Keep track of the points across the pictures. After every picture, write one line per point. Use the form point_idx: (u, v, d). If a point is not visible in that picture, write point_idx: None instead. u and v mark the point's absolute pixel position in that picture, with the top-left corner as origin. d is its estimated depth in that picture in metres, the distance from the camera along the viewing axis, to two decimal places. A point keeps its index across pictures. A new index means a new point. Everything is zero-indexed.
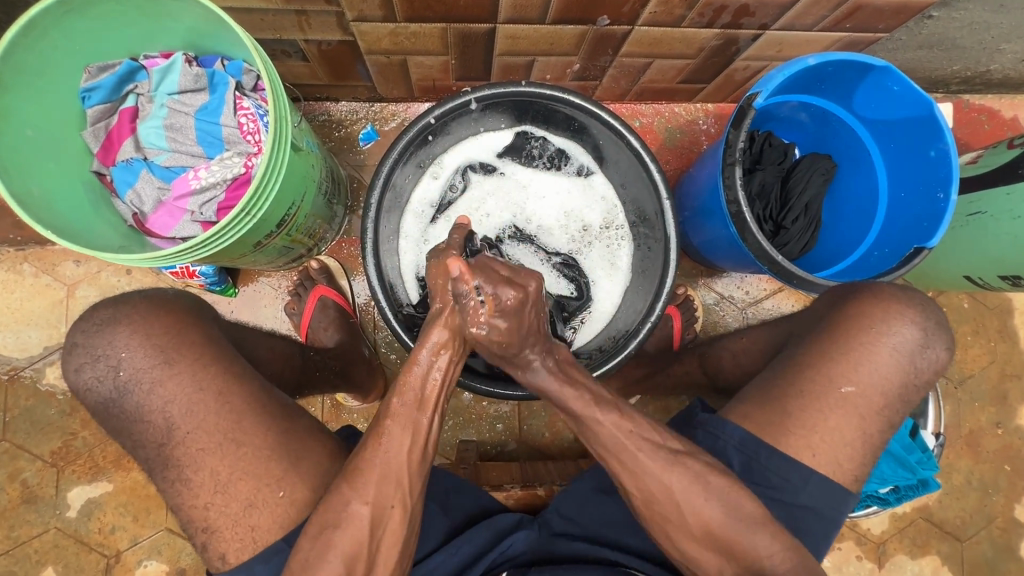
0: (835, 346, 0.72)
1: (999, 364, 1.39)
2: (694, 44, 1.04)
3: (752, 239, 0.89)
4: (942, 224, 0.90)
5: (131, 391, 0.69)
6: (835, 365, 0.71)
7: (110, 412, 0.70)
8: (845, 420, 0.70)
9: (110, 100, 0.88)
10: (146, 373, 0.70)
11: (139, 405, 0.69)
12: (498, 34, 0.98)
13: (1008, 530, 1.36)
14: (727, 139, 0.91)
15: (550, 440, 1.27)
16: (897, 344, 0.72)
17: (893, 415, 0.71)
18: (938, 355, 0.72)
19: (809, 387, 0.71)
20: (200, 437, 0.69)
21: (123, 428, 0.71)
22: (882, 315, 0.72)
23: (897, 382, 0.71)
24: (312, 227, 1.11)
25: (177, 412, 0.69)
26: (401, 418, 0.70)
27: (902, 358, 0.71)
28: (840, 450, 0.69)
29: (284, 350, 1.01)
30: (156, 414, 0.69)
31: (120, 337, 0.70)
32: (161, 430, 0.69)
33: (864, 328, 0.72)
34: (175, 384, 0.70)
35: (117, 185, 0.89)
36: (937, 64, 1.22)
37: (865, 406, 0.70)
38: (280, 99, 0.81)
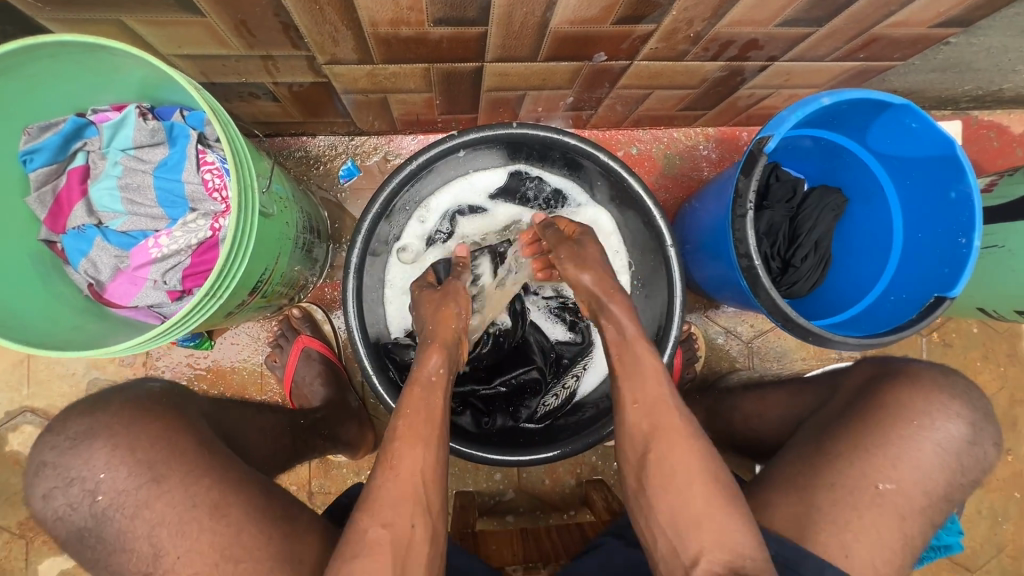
0: (871, 437, 0.67)
1: (1009, 389, 1.35)
2: (698, 76, 0.97)
3: (766, 294, 0.83)
4: (965, 273, 0.84)
5: (111, 517, 0.62)
6: (871, 459, 0.66)
7: (87, 542, 0.63)
8: (882, 518, 0.64)
9: (57, 161, 0.79)
10: (129, 497, 0.62)
11: (121, 533, 0.62)
12: (486, 73, 0.90)
13: (1018, 557, 1.34)
14: (736, 187, 0.84)
15: (550, 487, 1.21)
16: (943, 439, 0.66)
17: (936, 515, 0.65)
18: (985, 452, 0.66)
19: (839, 479, 0.66)
20: (192, 562, 0.61)
21: (100, 558, 0.64)
22: (924, 404, 0.67)
23: (941, 482, 0.65)
24: (291, 279, 1.03)
25: (164, 536, 0.61)
26: (405, 487, 0.66)
27: (947, 454, 0.65)
28: (876, 553, 0.63)
29: (273, 427, 0.93)
30: (140, 541, 0.62)
31: (100, 453, 0.63)
32: (147, 559, 0.61)
33: (903, 418, 0.67)
34: (162, 505, 0.62)
35: (69, 254, 0.80)
36: (948, 85, 1.16)
37: (905, 506, 0.64)
38: (243, 162, 0.73)
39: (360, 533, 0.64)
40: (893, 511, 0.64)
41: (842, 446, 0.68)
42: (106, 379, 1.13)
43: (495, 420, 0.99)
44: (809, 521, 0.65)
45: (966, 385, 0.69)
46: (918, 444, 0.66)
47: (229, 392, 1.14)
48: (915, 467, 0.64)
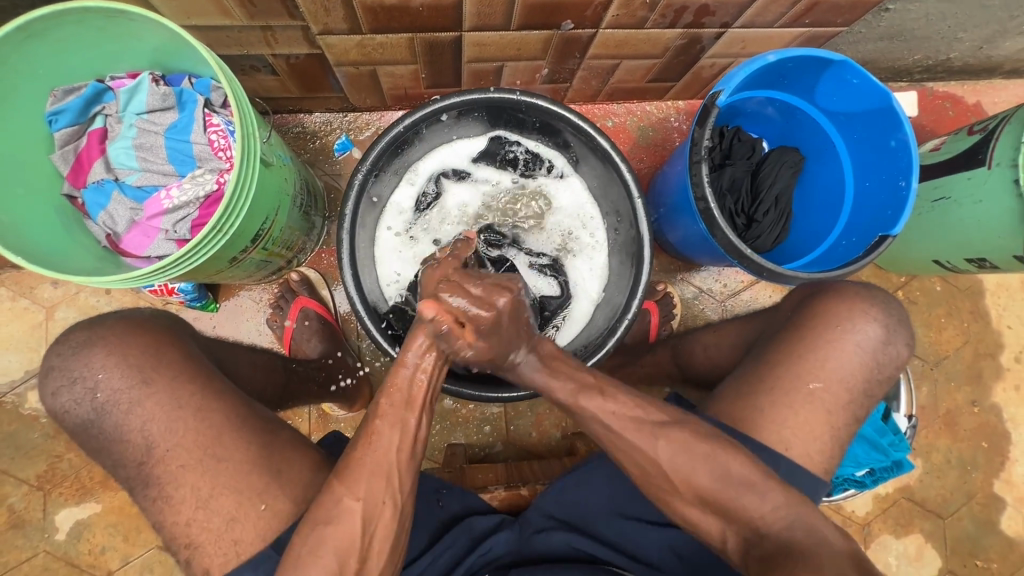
0: (801, 343, 0.75)
1: (972, 344, 1.42)
2: (660, 44, 1.06)
3: (721, 234, 0.91)
4: (904, 211, 0.92)
5: (109, 412, 0.71)
6: (804, 363, 0.74)
7: (89, 434, 0.72)
8: (813, 412, 0.72)
9: (78, 123, 0.88)
10: (124, 394, 0.71)
11: (118, 425, 0.71)
12: (465, 42, 0.99)
13: (988, 505, 1.39)
14: (693, 137, 0.93)
15: (537, 440, 1.28)
16: (862, 340, 0.74)
17: (858, 410, 0.74)
18: (899, 351, 0.75)
19: (776, 381, 0.74)
20: (180, 454, 0.70)
21: (102, 448, 0.72)
22: (847, 313, 0.75)
23: (862, 378, 0.74)
24: (290, 239, 1.10)
25: (155, 431, 0.71)
26: (388, 419, 0.70)
27: (865, 355, 0.74)
28: (809, 444, 0.71)
29: (265, 363, 1.01)
30: (135, 433, 0.71)
31: (97, 358, 0.72)
32: (141, 449, 0.71)
33: (829, 325, 0.75)
34: (153, 403, 0.71)
35: (89, 207, 0.89)
36: (898, 54, 1.25)
37: (833, 402, 0.72)
38: (247, 117, 0.82)
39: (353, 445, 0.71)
40: (823, 406, 0.72)
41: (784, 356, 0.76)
42: None
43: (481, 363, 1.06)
44: (755, 419, 0.73)
45: (885, 297, 0.78)
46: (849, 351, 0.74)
47: None
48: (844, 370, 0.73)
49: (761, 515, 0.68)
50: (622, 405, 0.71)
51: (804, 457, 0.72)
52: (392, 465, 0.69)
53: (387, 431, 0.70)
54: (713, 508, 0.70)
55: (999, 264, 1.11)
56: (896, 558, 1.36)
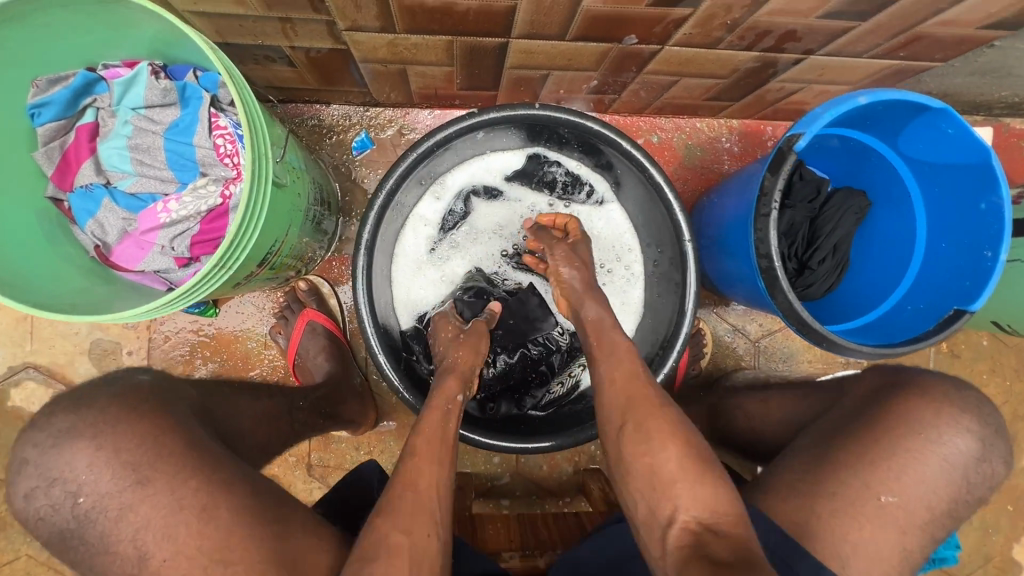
0: (878, 449, 0.66)
1: (1013, 403, 1.34)
2: (728, 65, 0.93)
3: (783, 297, 0.81)
4: (988, 286, 0.82)
5: (93, 520, 0.59)
6: (877, 472, 0.65)
7: (69, 545, 0.60)
8: (881, 530, 0.64)
9: (66, 117, 0.77)
10: (113, 500, 0.59)
11: (105, 537, 0.58)
12: (511, 49, 0.86)
13: (1005, 568, 1.35)
14: (761, 185, 0.81)
15: (548, 474, 1.22)
16: (952, 454, 0.66)
17: (936, 530, 0.65)
18: (992, 470, 0.67)
19: (845, 489, 0.65)
20: (179, 565, 0.58)
21: (85, 561, 0.60)
22: (933, 420, 0.67)
23: (946, 498, 0.66)
24: (300, 250, 1.01)
25: (149, 540, 0.58)
26: (425, 457, 0.70)
27: (953, 470, 0.65)
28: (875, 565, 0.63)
29: (268, 410, 0.88)
30: (124, 544, 0.59)
31: (83, 455, 0.60)
32: (130, 562, 0.58)
33: (911, 432, 0.67)
34: (149, 507, 0.59)
35: (76, 213, 0.78)
36: (985, 89, 1.12)
37: (907, 520, 0.64)
38: (257, 130, 0.71)
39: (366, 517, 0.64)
40: (895, 525, 0.64)
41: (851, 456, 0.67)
42: (109, 339, 1.12)
43: (500, 406, 0.99)
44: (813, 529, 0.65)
45: (977, 401, 0.70)
46: (927, 459, 0.66)
47: (231, 361, 1.13)
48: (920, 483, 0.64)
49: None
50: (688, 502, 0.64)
51: None
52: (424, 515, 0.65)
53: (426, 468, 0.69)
54: None
55: None
56: None
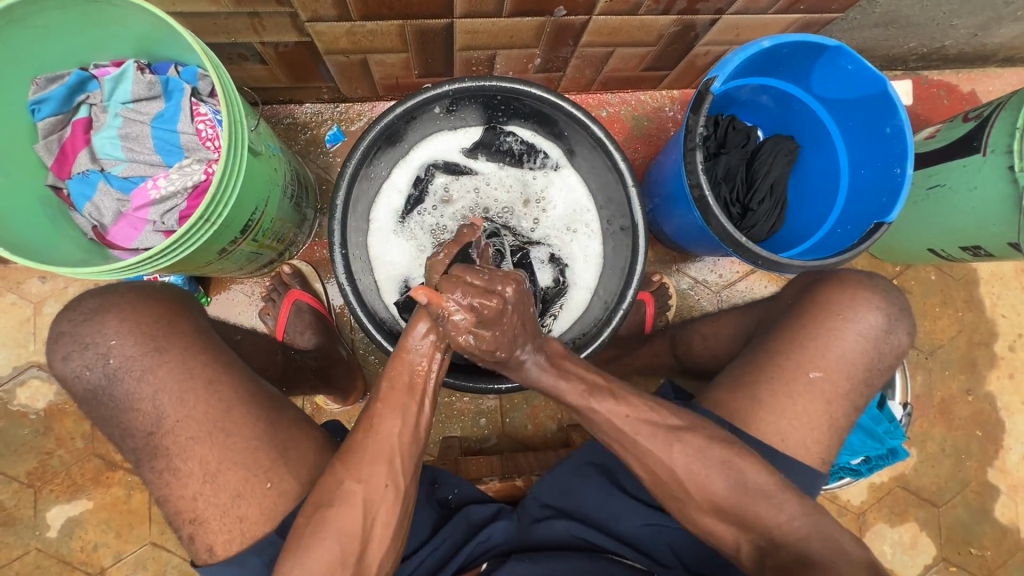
0: (803, 331, 0.76)
1: (967, 333, 1.42)
2: (654, 31, 1.05)
3: (716, 222, 0.90)
4: (900, 198, 0.92)
5: (122, 378, 0.68)
6: (804, 352, 0.74)
7: (99, 401, 0.69)
8: (812, 401, 0.73)
9: (62, 112, 0.87)
10: (136, 362, 0.69)
11: (129, 394, 0.68)
12: (456, 30, 0.98)
13: (982, 493, 1.40)
14: (687, 125, 0.92)
15: (532, 432, 1.27)
16: (864, 329, 0.75)
17: (857, 398, 0.74)
18: (900, 340, 0.76)
19: (778, 370, 0.74)
20: (189, 426, 0.68)
21: (111, 417, 0.70)
22: (849, 302, 0.75)
23: (862, 367, 0.74)
24: (281, 231, 1.09)
25: (166, 402, 0.69)
26: (390, 402, 0.70)
27: (868, 343, 0.74)
28: (805, 431, 0.72)
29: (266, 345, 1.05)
30: (145, 402, 0.69)
31: (110, 325, 0.69)
32: (150, 419, 0.69)
33: (830, 314, 0.76)
34: (165, 372, 0.69)
35: (74, 198, 0.87)
36: (893, 42, 1.24)
37: (833, 391, 0.73)
38: (234, 104, 0.81)
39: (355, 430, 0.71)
40: (822, 396, 0.73)
41: (780, 343, 0.76)
42: None
43: None
44: (751, 408, 0.73)
45: (885, 286, 0.78)
46: (847, 335, 0.74)
47: None
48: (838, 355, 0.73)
49: (761, 505, 0.69)
50: (643, 392, 0.74)
51: (801, 446, 0.73)
52: (394, 450, 0.69)
53: (388, 416, 0.69)
54: (712, 497, 0.70)
55: (994, 252, 1.11)
56: (890, 547, 1.37)
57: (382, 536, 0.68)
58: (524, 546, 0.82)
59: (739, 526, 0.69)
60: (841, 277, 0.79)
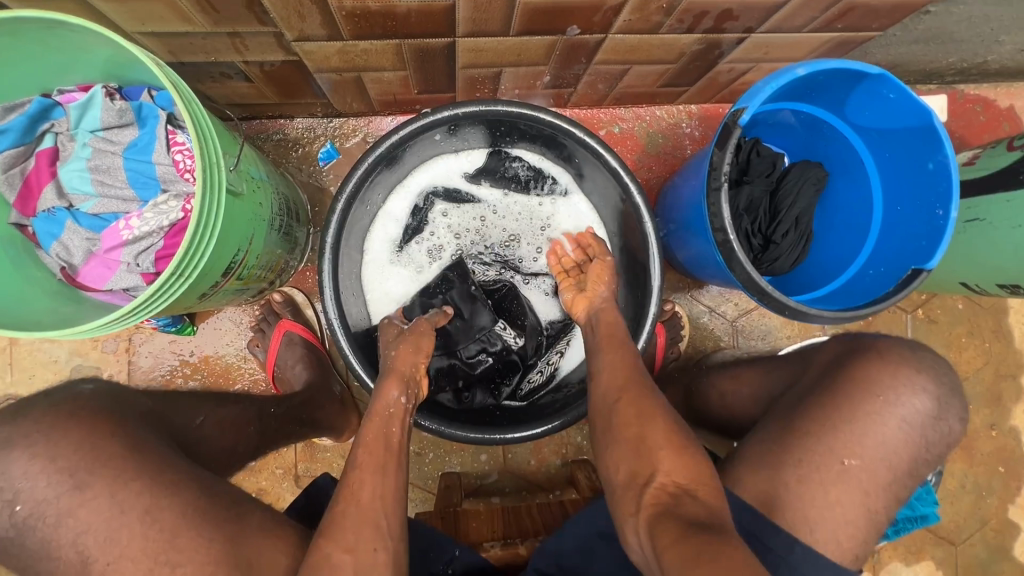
0: (840, 413, 0.67)
1: (993, 365, 1.35)
2: (675, 50, 0.96)
3: (740, 269, 0.83)
4: (941, 244, 0.84)
5: (33, 527, 0.60)
6: (839, 437, 0.66)
7: (11, 551, 0.61)
8: (846, 491, 0.65)
9: (24, 143, 0.79)
10: (51, 505, 0.60)
11: (45, 541, 0.59)
12: (458, 48, 0.89)
13: (1002, 531, 1.35)
14: (710, 161, 0.83)
15: (535, 468, 1.22)
16: (908, 414, 0.67)
17: (899, 491, 0.67)
18: (949, 427, 0.68)
19: (809, 455, 0.66)
20: (123, 568, 0.58)
21: (30, 564, 0.61)
22: (891, 382, 0.68)
23: (905, 457, 0.67)
24: (270, 262, 1.02)
25: (91, 543, 0.59)
26: (368, 466, 0.69)
27: (912, 431, 0.67)
28: (838, 523, 0.64)
29: (237, 417, 0.87)
30: (66, 548, 0.59)
31: (17, 463, 0.60)
32: (75, 565, 0.59)
33: (870, 395, 0.68)
34: (88, 511, 0.59)
35: (40, 237, 0.80)
36: (932, 57, 1.15)
37: (870, 482, 0.66)
38: (207, 141, 0.73)
39: (340, 512, 0.65)
40: (859, 487, 0.65)
41: (812, 423, 0.68)
42: (89, 366, 1.13)
43: (475, 396, 1.00)
44: (776, 490, 0.66)
45: (935, 363, 0.71)
46: (886, 419, 0.67)
47: (211, 377, 1.14)
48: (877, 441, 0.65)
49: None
50: None
51: (832, 542, 0.64)
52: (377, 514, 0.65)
53: (368, 476, 0.68)
54: None
55: None
56: None
57: None
58: None
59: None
60: (882, 347, 0.72)
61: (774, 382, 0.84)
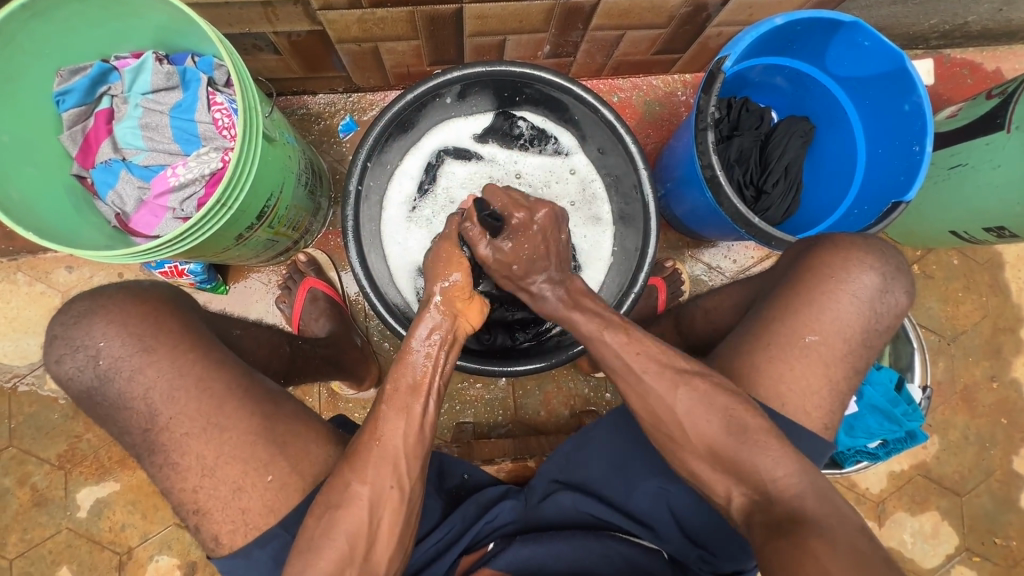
0: (797, 296, 0.74)
1: (991, 318, 1.38)
2: (664, 13, 1.04)
3: (728, 203, 0.89)
4: (919, 176, 0.90)
5: (112, 378, 0.71)
6: (799, 317, 0.73)
7: (94, 400, 0.71)
8: (807, 366, 0.72)
9: (86, 103, 0.90)
10: (126, 361, 0.71)
11: (122, 392, 0.70)
12: (466, 15, 0.98)
13: (1007, 481, 1.37)
14: (698, 105, 0.91)
15: (545, 418, 1.28)
16: (858, 290, 0.74)
17: (857, 360, 0.73)
18: (897, 300, 0.75)
19: (774, 337, 0.73)
20: (184, 422, 0.70)
21: (108, 415, 0.72)
22: (842, 264, 0.74)
23: (858, 328, 0.73)
24: (296, 219, 1.11)
25: (159, 399, 0.70)
26: (394, 405, 0.71)
27: (864, 304, 0.73)
28: (806, 399, 0.72)
29: (270, 340, 0.98)
30: (138, 400, 0.71)
31: (98, 328, 0.71)
32: (145, 416, 0.71)
33: (823, 277, 0.74)
34: (154, 370, 0.71)
35: (98, 187, 0.90)
36: (913, 20, 1.22)
37: (830, 356, 0.72)
38: (248, 90, 0.82)
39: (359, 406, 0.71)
40: (830, 368, 0.72)
41: (776, 308, 0.75)
42: None
43: (495, 337, 1.04)
44: (759, 382, 0.73)
45: (881, 246, 0.77)
46: (839, 298, 0.73)
47: None
48: (833, 320, 0.72)
49: (774, 480, 0.67)
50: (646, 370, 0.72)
51: (802, 417, 0.72)
52: (398, 453, 0.69)
53: (393, 419, 0.70)
54: (719, 479, 0.69)
55: (1019, 232, 1.08)
56: (911, 536, 1.35)
57: (382, 517, 0.68)
58: (532, 525, 0.83)
59: (746, 504, 0.68)
60: (839, 240, 0.77)
61: (745, 294, 0.91)
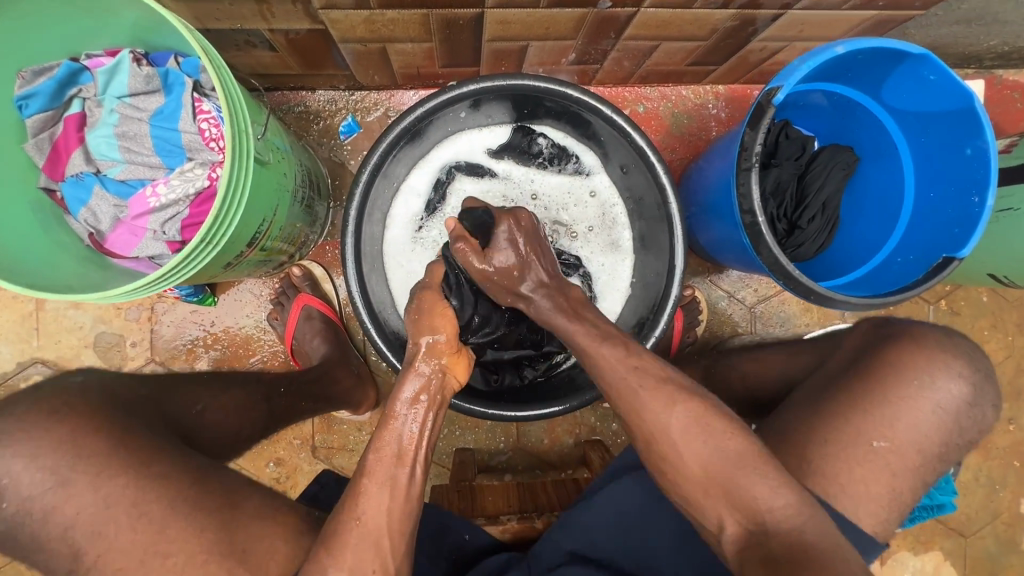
0: (869, 395, 0.64)
1: (1015, 359, 1.33)
2: (706, 26, 0.93)
3: (767, 251, 0.81)
4: (976, 231, 0.82)
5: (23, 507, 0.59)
6: (870, 421, 0.64)
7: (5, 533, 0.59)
8: (876, 475, 0.63)
9: (53, 108, 0.79)
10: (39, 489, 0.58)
11: (37, 526, 0.58)
12: (486, 20, 0.87)
13: (1013, 524, 1.34)
14: (741, 141, 0.82)
15: (548, 446, 1.23)
16: (943, 400, 0.64)
17: (928, 473, 0.64)
18: (985, 412, 0.66)
19: (822, 424, 0.65)
20: (111, 562, 0.57)
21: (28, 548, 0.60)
22: (926, 366, 0.65)
23: (938, 441, 0.64)
24: (291, 235, 1.01)
25: (81, 535, 0.58)
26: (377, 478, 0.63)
27: (947, 415, 0.64)
28: (864, 505, 0.62)
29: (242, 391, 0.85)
30: (57, 536, 0.58)
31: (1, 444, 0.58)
32: (68, 555, 0.58)
33: (903, 379, 0.65)
34: (75, 502, 0.58)
35: (68, 202, 0.80)
36: (972, 40, 1.11)
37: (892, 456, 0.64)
38: (237, 109, 0.72)
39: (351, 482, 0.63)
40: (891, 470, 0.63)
41: (839, 405, 0.66)
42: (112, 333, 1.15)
43: (503, 377, 0.98)
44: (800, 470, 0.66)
45: (967, 346, 0.67)
46: (921, 406, 0.64)
47: (231, 349, 1.16)
48: (910, 430, 0.63)
49: None
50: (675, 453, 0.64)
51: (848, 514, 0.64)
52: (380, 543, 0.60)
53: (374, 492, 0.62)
54: None
55: None
56: None
57: None
58: None
59: None
60: (918, 332, 0.69)
61: (796, 366, 0.82)
